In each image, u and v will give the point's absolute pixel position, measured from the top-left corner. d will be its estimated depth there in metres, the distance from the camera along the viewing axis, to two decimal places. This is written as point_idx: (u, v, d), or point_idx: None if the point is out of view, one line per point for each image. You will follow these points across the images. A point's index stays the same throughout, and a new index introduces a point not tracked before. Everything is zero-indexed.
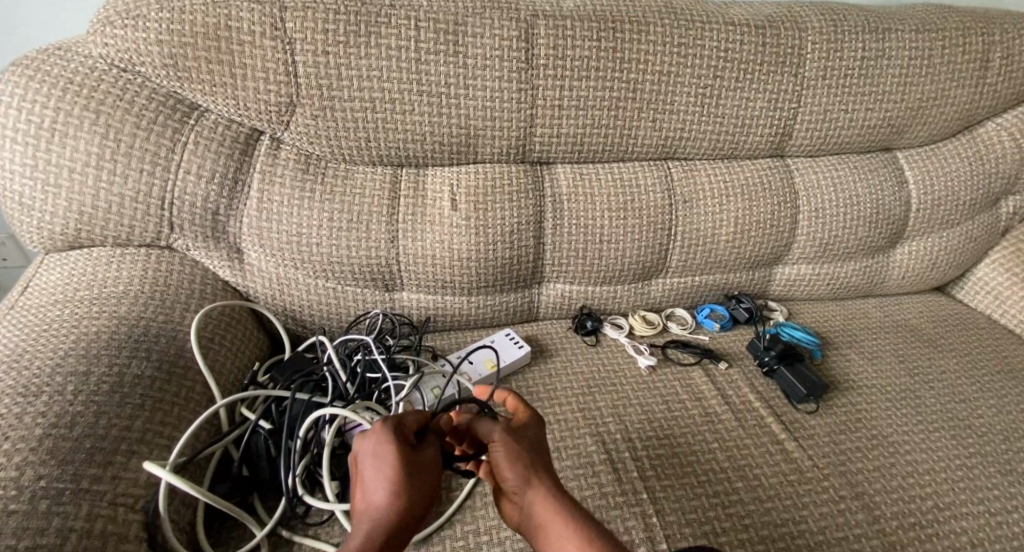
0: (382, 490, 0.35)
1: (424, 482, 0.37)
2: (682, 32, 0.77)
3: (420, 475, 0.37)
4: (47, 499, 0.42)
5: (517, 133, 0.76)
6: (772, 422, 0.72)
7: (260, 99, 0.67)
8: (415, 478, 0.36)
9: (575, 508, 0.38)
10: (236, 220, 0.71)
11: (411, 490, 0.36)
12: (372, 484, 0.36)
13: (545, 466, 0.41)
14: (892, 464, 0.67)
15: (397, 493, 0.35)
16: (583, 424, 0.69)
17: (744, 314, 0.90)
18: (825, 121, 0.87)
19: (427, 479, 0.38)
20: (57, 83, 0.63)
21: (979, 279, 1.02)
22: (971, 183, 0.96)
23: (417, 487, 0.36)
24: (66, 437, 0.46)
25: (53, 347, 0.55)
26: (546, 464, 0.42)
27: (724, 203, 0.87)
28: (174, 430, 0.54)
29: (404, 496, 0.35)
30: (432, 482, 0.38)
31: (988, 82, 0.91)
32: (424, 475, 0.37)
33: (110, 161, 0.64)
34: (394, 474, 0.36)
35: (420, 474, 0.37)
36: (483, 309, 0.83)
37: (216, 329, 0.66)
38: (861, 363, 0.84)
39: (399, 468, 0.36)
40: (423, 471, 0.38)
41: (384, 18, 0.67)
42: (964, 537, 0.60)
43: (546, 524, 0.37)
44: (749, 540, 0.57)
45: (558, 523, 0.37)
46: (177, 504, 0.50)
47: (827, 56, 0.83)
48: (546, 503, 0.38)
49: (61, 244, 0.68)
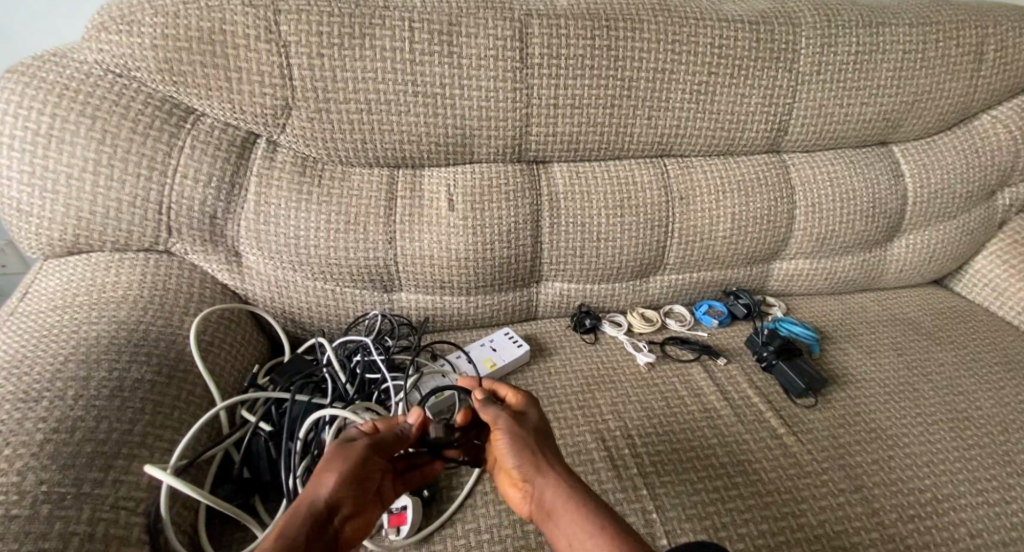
0: (314, 481, 0.41)
1: (349, 466, 0.42)
2: (676, 30, 0.77)
3: (351, 460, 0.43)
4: (49, 503, 0.42)
5: (513, 133, 0.76)
6: (771, 417, 0.73)
7: (256, 102, 0.67)
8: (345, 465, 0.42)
9: (582, 496, 0.42)
10: (234, 224, 0.71)
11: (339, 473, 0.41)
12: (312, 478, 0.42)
13: (547, 457, 0.46)
14: (891, 457, 0.68)
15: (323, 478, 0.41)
16: (582, 422, 0.70)
17: (742, 309, 0.91)
18: (821, 116, 0.87)
19: (356, 462, 0.43)
20: (53, 90, 0.63)
21: (977, 271, 1.02)
22: (967, 175, 0.96)
23: (343, 470, 0.42)
24: (67, 442, 0.47)
25: (53, 353, 0.55)
26: (550, 455, 0.46)
27: (721, 199, 0.87)
28: (175, 434, 0.54)
29: (332, 480, 0.41)
30: (364, 464, 0.43)
31: (982, 75, 0.91)
32: (355, 461, 0.43)
33: (107, 166, 0.64)
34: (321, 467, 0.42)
35: (348, 461, 0.43)
36: (481, 309, 0.83)
37: (215, 332, 0.66)
38: (860, 357, 0.84)
39: (328, 460, 0.42)
40: (355, 457, 0.43)
41: (378, 20, 0.67)
42: (963, 528, 0.60)
43: (560, 516, 0.41)
44: (749, 535, 0.58)
45: (572, 515, 0.41)
46: (178, 507, 0.50)
47: (821, 51, 0.83)
48: (558, 494, 0.43)
49: (59, 249, 0.69)
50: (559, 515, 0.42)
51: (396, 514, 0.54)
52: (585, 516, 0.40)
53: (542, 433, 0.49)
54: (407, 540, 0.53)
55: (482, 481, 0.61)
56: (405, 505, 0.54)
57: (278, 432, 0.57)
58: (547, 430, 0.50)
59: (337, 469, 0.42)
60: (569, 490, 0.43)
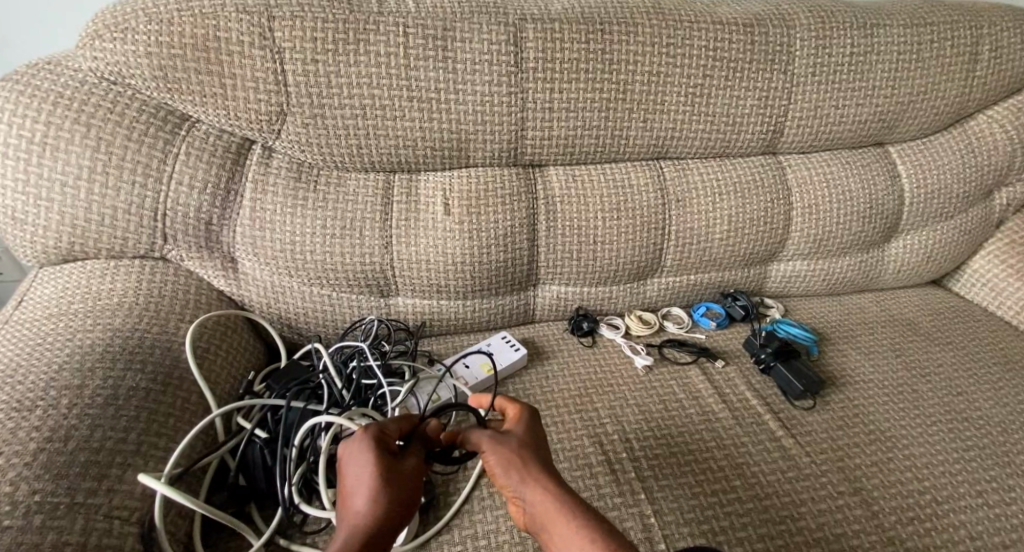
0: (369, 491, 0.37)
1: (407, 483, 0.40)
2: (670, 33, 0.77)
3: (404, 475, 0.40)
4: (41, 514, 0.42)
5: (508, 137, 0.76)
6: (769, 420, 0.72)
7: (250, 108, 0.67)
8: (403, 480, 0.39)
9: (571, 497, 0.38)
10: (229, 230, 0.71)
11: (398, 487, 0.39)
12: (358, 486, 0.38)
13: (539, 458, 0.42)
14: (890, 459, 0.67)
15: (383, 491, 0.38)
16: (580, 426, 0.69)
17: (740, 311, 0.90)
18: (817, 118, 0.87)
19: (410, 478, 0.40)
20: (47, 98, 0.63)
21: (975, 271, 1.02)
22: (964, 175, 0.96)
23: (402, 485, 0.39)
24: (60, 452, 0.46)
25: (47, 361, 0.55)
26: (538, 454, 0.43)
27: (717, 201, 0.87)
28: (169, 442, 0.54)
29: (394, 496, 0.38)
30: (416, 481, 0.41)
31: (977, 75, 0.91)
32: (409, 476, 0.40)
33: (102, 173, 0.64)
34: (375, 475, 0.38)
35: (403, 477, 0.40)
36: (478, 313, 0.83)
37: (211, 339, 0.66)
38: (858, 359, 0.84)
39: (381, 469, 0.39)
40: (407, 472, 0.41)
41: (372, 25, 0.67)
42: (964, 531, 0.60)
43: (544, 520, 0.37)
44: (747, 539, 0.57)
45: (558, 517, 0.37)
46: (173, 516, 0.50)
47: (816, 52, 0.83)
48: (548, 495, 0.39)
49: (54, 257, 0.68)
50: (545, 515, 0.37)
51: None
52: (571, 517, 0.36)
53: (534, 437, 0.45)
54: (404, 547, 0.53)
55: (478, 486, 0.60)
56: None
57: (274, 439, 0.57)
58: (540, 435, 0.46)
59: (397, 483, 0.39)
60: (557, 490, 0.39)
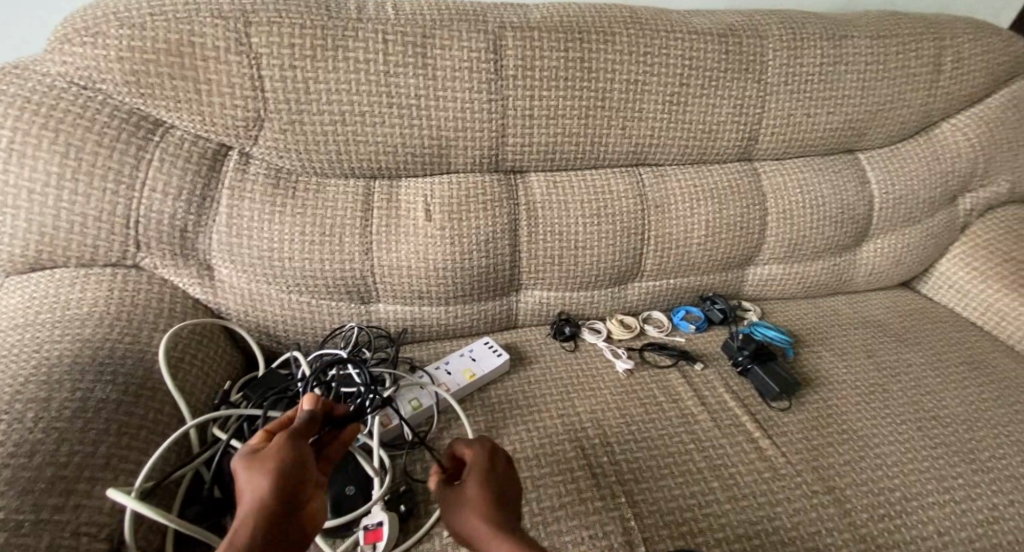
0: (246, 485, 0.35)
1: (280, 454, 0.37)
2: (648, 41, 0.78)
3: (275, 451, 0.37)
4: (5, 532, 0.41)
5: (488, 143, 0.76)
6: (746, 421, 0.74)
7: (227, 114, 0.66)
8: (274, 456, 0.37)
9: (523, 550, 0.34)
10: (204, 237, 0.70)
11: (269, 465, 0.36)
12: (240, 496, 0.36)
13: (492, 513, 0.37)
14: (862, 458, 0.69)
15: (256, 473, 0.36)
16: (561, 431, 0.70)
17: (719, 315, 0.91)
18: (790, 125, 0.90)
19: (284, 449, 0.38)
20: (14, 102, 0.61)
21: (941, 274, 1.05)
22: (930, 181, 0.99)
23: (277, 458, 0.37)
24: (25, 467, 0.45)
25: (12, 373, 0.54)
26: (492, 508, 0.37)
27: (695, 206, 0.88)
28: (141, 455, 0.53)
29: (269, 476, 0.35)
30: (294, 448, 0.38)
31: (940, 85, 0.94)
32: (285, 446, 0.38)
33: (71, 180, 0.63)
34: (248, 469, 0.36)
35: (279, 451, 0.38)
36: (460, 318, 0.83)
37: (186, 349, 0.65)
38: (832, 360, 0.86)
39: (251, 461, 0.37)
40: (276, 446, 0.38)
41: (351, 32, 0.67)
42: (931, 526, 0.62)
43: None
44: (724, 539, 0.58)
45: None
46: (144, 531, 0.49)
47: (788, 62, 0.85)
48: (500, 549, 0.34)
49: (20, 266, 0.67)
50: None
51: (372, 530, 0.53)
52: None
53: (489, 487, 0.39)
54: None
55: None
56: (382, 521, 0.53)
57: None
58: (494, 478, 0.40)
59: (269, 463, 0.36)
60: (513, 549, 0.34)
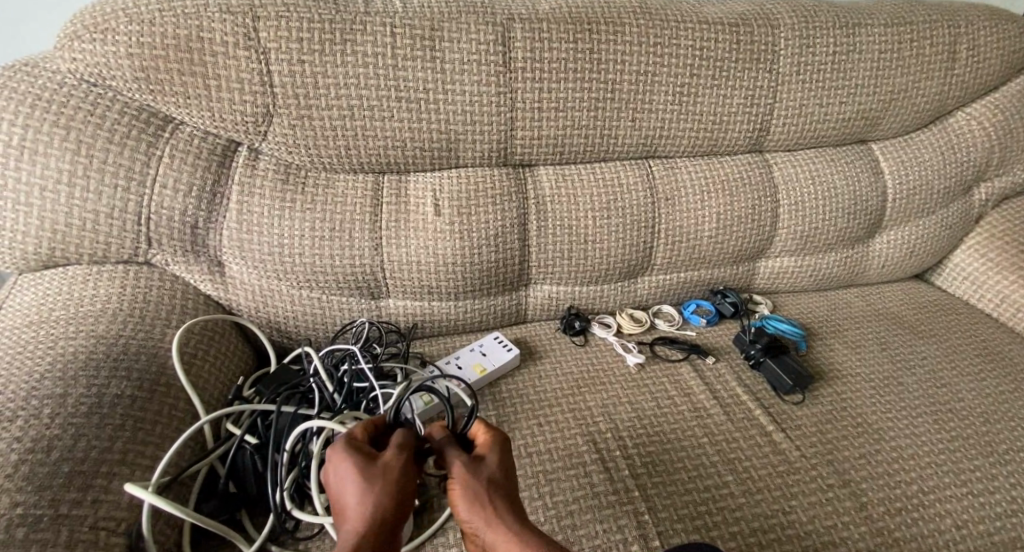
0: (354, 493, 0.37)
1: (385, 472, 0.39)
2: (658, 32, 0.78)
3: (376, 464, 0.40)
4: (25, 526, 0.41)
5: (497, 137, 0.76)
6: (760, 414, 0.73)
7: (235, 109, 0.66)
8: (374, 467, 0.39)
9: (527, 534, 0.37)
10: (214, 234, 0.70)
11: (374, 488, 0.37)
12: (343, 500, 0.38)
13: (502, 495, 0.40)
14: (877, 450, 0.69)
15: (363, 487, 0.38)
16: (573, 425, 0.69)
17: (729, 308, 0.91)
18: (801, 116, 0.89)
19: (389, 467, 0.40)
20: (25, 100, 0.61)
21: (955, 265, 1.04)
22: (945, 171, 0.98)
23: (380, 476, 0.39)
24: (42, 462, 0.45)
25: (28, 370, 0.54)
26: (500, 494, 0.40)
27: (705, 198, 0.87)
28: (157, 450, 0.53)
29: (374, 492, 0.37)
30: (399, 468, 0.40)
31: (955, 73, 0.93)
32: (387, 463, 0.40)
33: (82, 177, 0.63)
34: (357, 478, 0.38)
35: (382, 467, 0.39)
36: (470, 313, 0.83)
37: (198, 345, 0.65)
38: (845, 352, 0.85)
39: (357, 469, 0.39)
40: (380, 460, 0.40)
41: (359, 25, 0.67)
42: (948, 519, 0.61)
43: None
44: (738, 533, 0.58)
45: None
46: (161, 525, 0.49)
47: (800, 51, 0.84)
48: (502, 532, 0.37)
49: (34, 264, 0.67)
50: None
51: None
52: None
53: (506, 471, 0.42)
54: None
55: None
56: None
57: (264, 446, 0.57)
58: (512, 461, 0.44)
59: (374, 477, 0.39)
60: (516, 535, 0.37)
